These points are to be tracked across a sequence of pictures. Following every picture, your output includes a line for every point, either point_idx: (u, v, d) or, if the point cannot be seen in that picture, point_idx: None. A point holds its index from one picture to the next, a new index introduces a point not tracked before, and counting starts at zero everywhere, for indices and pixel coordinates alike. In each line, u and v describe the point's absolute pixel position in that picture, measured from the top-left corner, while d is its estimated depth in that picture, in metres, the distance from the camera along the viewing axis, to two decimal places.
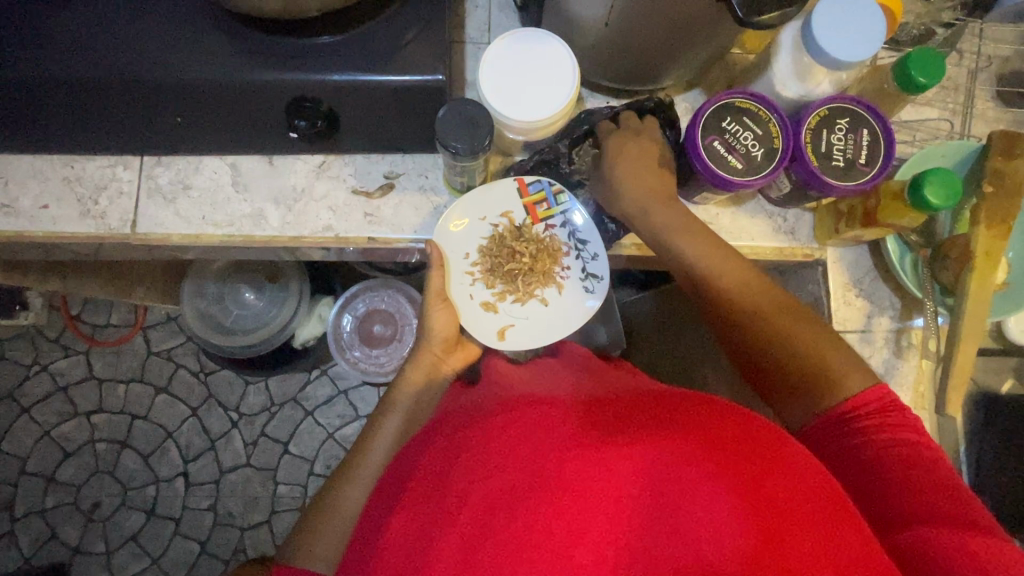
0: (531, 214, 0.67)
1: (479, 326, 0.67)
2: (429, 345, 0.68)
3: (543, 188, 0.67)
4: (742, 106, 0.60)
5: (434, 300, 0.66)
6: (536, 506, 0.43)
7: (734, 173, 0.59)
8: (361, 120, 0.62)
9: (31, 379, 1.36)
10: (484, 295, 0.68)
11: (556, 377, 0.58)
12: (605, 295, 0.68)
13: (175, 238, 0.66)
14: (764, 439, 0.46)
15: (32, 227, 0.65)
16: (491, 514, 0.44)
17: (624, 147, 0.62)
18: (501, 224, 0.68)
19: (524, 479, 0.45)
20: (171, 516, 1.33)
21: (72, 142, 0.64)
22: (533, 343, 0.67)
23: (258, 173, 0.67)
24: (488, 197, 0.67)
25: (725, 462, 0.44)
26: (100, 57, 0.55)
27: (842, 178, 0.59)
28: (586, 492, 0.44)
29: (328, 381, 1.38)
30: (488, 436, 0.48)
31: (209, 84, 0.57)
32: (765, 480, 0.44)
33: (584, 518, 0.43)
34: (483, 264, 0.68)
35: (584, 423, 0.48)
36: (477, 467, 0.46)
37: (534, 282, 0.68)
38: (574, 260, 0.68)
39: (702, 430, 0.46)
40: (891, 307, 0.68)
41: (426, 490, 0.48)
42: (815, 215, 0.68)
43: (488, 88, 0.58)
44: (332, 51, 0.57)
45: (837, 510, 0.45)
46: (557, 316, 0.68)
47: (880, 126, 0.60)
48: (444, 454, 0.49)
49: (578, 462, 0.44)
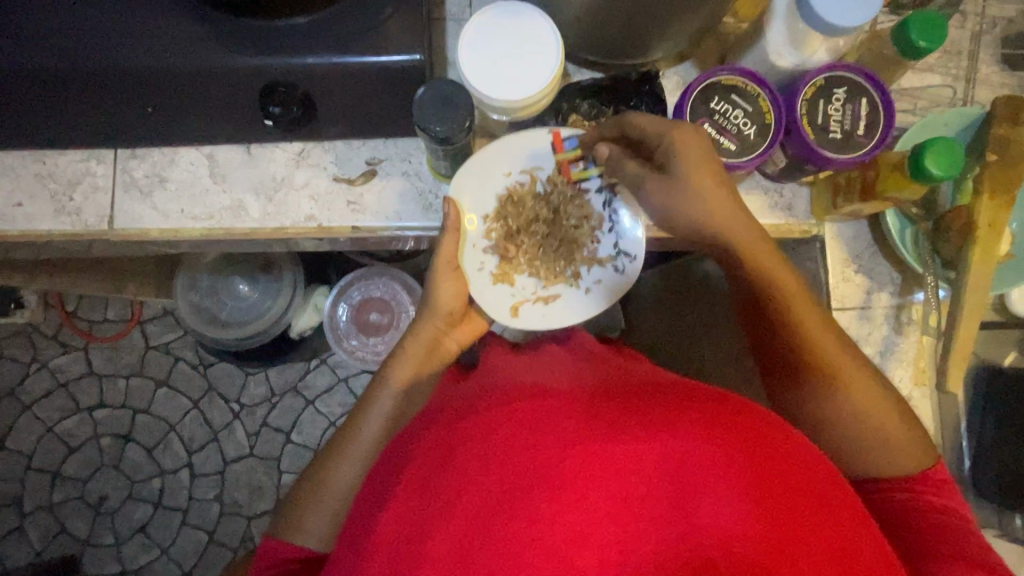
0: (563, 172, 0.64)
1: (491, 300, 0.65)
2: (431, 317, 0.64)
3: (581, 145, 0.63)
4: (730, 83, 0.57)
5: (444, 269, 0.62)
6: (536, 507, 0.43)
7: (726, 154, 0.56)
8: (339, 104, 0.60)
9: (31, 376, 1.36)
10: (496, 265, 0.65)
11: (554, 368, 0.56)
12: (637, 275, 0.65)
13: (153, 232, 0.65)
14: (771, 433, 0.46)
15: (6, 225, 0.64)
16: (492, 513, 0.43)
17: (689, 148, 0.52)
18: (524, 182, 0.65)
19: (524, 478, 0.44)
20: (178, 507, 1.34)
21: (42, 136, 0.62)
22: (547, 323, 0.65)
23: (236, 163, 0.65)
24: (517, 150, 0.64)
25: (733, 463, 0.43)
26: (62, 47, 0.53)
27: (839, 151, 0.57)
28: (591, 491, 0.43)
29: (328, 369, 1.38)
30: (488, 429, 0.46)
31: (177, 71, 0.54)
32: (770, 478, 0.43)
33: (585, 519, 0.42)
34: (502, 229, 0.65)
35: (586, 416, 0.46)
36: (474, 466, 0.45)
37: (560, 256, 0.66)
38: (605, 233, 0.65)
39: (711, 426, 0.44)
40: (891, 283, 0.66)
41: (419, 486, 0.46)
42: (812, 189, 0.65)
43: (467, 68, 0.55)
44: (304, 33, 0.55)
45: (837, 512, 0.44)
46: (578, 299, 0.66)
47: (879, 94, 0.57)
48: (438, 451, 0.48)
49: (579, 460, 0.43)
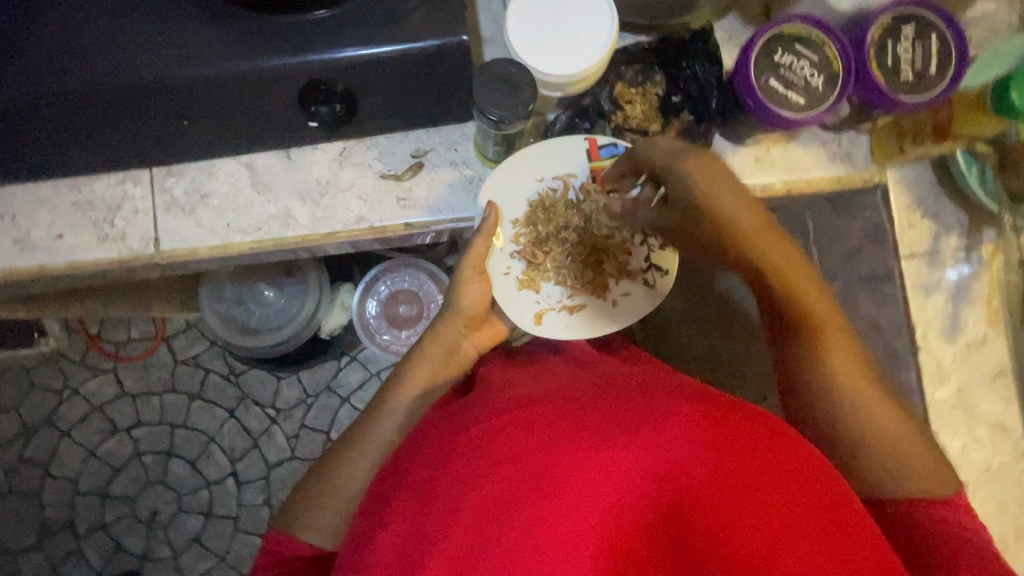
0: (594, 179, 0.60)
1: (516, 307, 0.62)
2: (455, 316, 0.63)
3: (617, 153, 0.60)
4: (794, 33, 0.54)
5: (470, 272, 0.61)
6: (529, 514, 0.44)
7: (795, 109, 0.54)
8: (380, 97, 0.57)
9: (66, 403, 1.36)
10: (521, 271, 0.62)
11: (547, 375, 0.57)
12: (671, 287, 0.62)
13: (202, 250, 0.63)
14: (746, 419, 0.48)
15: (51, 258, 0.61)
16: (488, 523, 0.44)
17: (701, 177, 0.48)
18: (554, 188, 0.62)
19: (516, 486, 0.45)
20: (229, 515, 1.36)
21: (74, 162, 0.59)
22: (570, 335, 0.61)
23: (277, 170, 0.63)
24: (551, 154, 0.61)
25: (715, 455, 0.45)
26: (88, 66, 0.50)
27: (913, 93, 0.54)
28: (580, 493, 0.45)
29: (359, 365, 1.36)
30: (475, 448, 0.48)
31: (211, 78, 0.51)
32: (749, 466, 0.45)
33: (577, 523, 0.44)
34: (532, 235, 0.62)
35: (572, 426, 0.48)
36: (468, 480, 0.46)
37: (594, 264, 0.63)
38: (637, 245, 0.63)
39: (693, 422, 0.46)
40: (959, 224, 0.64)
41: (415, 505, 0.47)
42: (871, 137, 0.62)
43: (518, 45, 0.52)
44: (339, 23, 0.51)
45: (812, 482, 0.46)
46: (608, 315, 0.62)
47: (950, 29, 0.54)
48: (433, 466, 0.49)
49: (566, 466, 0.45)
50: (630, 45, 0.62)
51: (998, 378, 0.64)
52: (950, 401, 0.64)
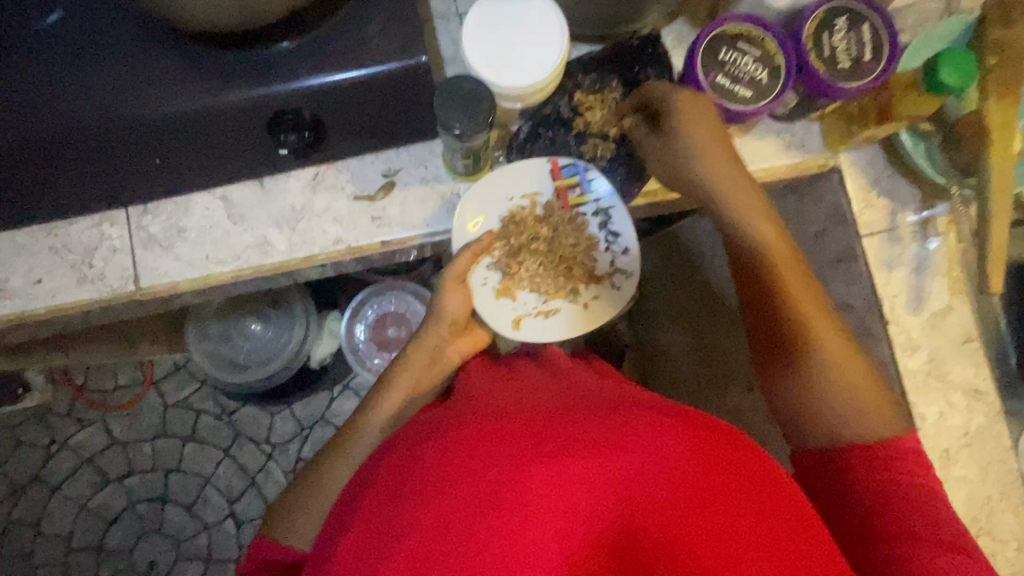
0: (561, 198, 0.63)
1: (494, 313, 0.64)
2: (438, 323, 0.64)
3: (578, 172, 0.63)
4: (735, 32, 0.57)
5: (451, 283, 0.62)
6: (485, 528, 0.43)
7: (743, 103, 0.57)
8: (347, 121, 0.59)
9: (55, 457, 1.33)
10: (497, 281, 0.65)
11: (521, 386, 0.57)
12: (633, 291, 0.65)
13: (182, 284, 0.63)
14: (711, 431, 0.47)
15: (31, 305, 0.62)
16: (443, 535, 0.42)
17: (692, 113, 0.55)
18: (523, 206, 0.64)
19: (475, 498, 0.44)
20: (229, 557, 1.33)
21: (49, 207, 0.60)
22: (547, 338, 0.64)
23: (252, 200, 0.64)
24: (519, 174, 0.64)
25: (676, 467, 0.44)
26: (58, 112, 0.51)
27: (851, 79, 0.57)
28: (538, 509, 0.43)
29: (353, 393, 1.36)
30: (444, 454, 0.46)
31: (180, 115, 0.53)
32: (709, 480, 0.44)
33: (532, 536, 0.43)
34: (504, 249, 0.64)
35: (535, 437, 0.46)
36: (428, 489, 0.44)
37: (562, 273, 0.65)
38: (603, 253, 0.65)
39: (658, 436, 0.45)
40: (913, 200, 0.67)
41: (375, 518, 0.45)
42: (822, 124, 0.65)
43: (474, 61, 0.55)
44: (302, 53, 0.53)
45: (769, 484, 0.46)
46: (579, 321, 0.65)
47: (879, 18, 0.57)
48: (395, 475, 0.47)
49: (525, 480, 0.44)
50: (584, 53, 0.64)
51: (967, 343, 0.66)
52: (925, 370, 0.65)
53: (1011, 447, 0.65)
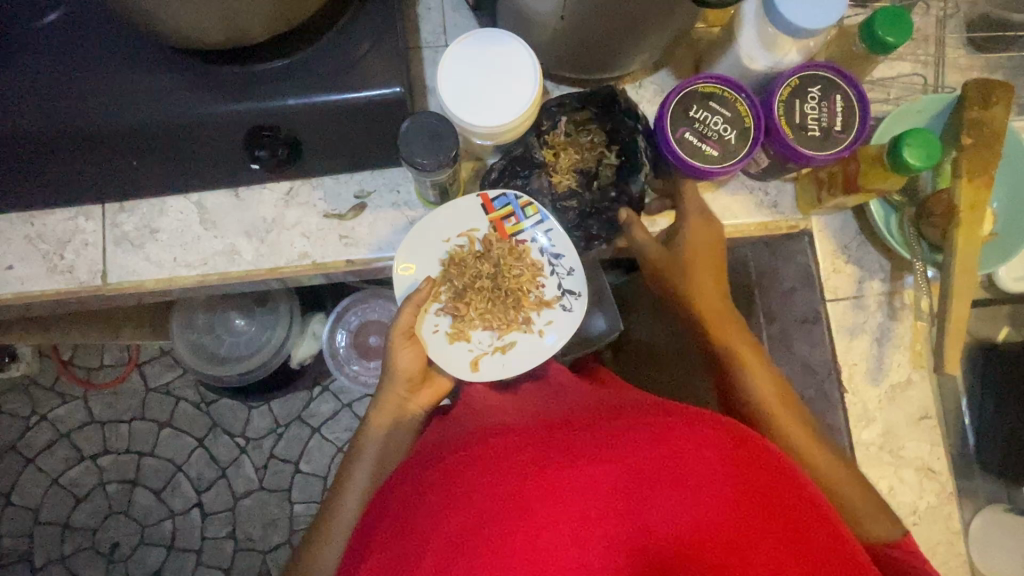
0: (498, 230, 0.64)
1: (451, 359, 0.63)
2: (394, 383, 0.64)
3: (510, 203, 0.64)
4: (708, 91, 0.58)
5: (400, 337, 0.62)
6: (504, 537, 0.38)
7: (710, 161, 0.57)
8: (323, 142, 0.60)
9: (31, 430, 1.35)
10: (448, 325, 0.64)
11: (538, 403, 0.56)
12: (586, 310, 0.65)
13: (149, 283, 0.65)
14: (736, 430, 0.44)
15: (1, 289, 0.63)
16: (459, 550, 0.38)
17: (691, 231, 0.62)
18: (460, 245, 0.64)
19: (488, 509, 0.39)
20: (191, 548, 1.33)
21: (29, 196, 0.62)
22: (506, 373, 0.63)
23: (225, 208, 0.65)
24: (453, 215, 0.64)
25: (709, 459, 0.40)
26: (43, 110, 0.53)
27: (819, 148, 0.58)
28: (564, 517, 0.39)
29: (331, 397, 1.37)
30: (456, 468, 0.43)
31: (160, 122, 0.55)
32: (742, 475, 0.40)
33: (559, 545, 0.38)
34: (451, 292, 0.64)
35: (550, 443, 0.43)
36: (439, 506, 0.41)
37: (509, 305, 0.64)
38: (549, 277, 0.65)
39: (682, 431, 0.42)
40: (881, 270, 0.67)
41: (389, 535, 0.43)
42: (796, 184, 0.66)
43: (447, 98, 0.56)
44: (284, 74, 0.55)
45: (811, 493, 0.42)
46: (532, 344, 0.64)
47: (853, 90, 0.58)
48: (407, 495, 0.45)
49: (542, 484, 0.39)
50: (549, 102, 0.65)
51: (923, 420, 0.65)
52: (878, 443, 0.65)
53: (959, 530, 0.64)
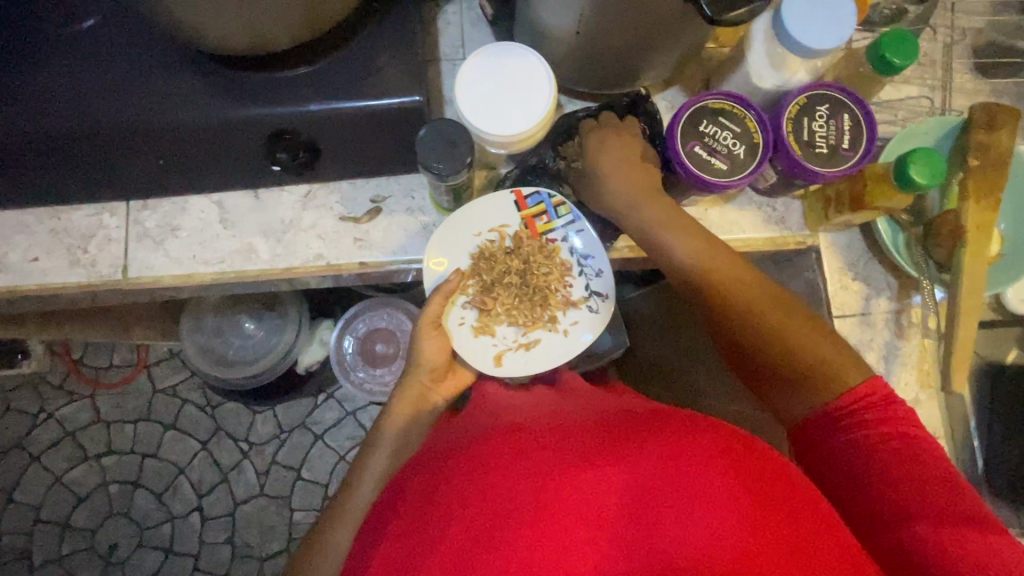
0: (530, 227, 0.65)
1: (475, 353, 0.64)
2: (418, 371, 0.66)
3: (543, 201, 0.65)
4: (718, 107, 0.59)
5: (426, 327, 0.64)
6: (516, 533, 0.42)
7: (719, 175, 0.58)
8: (342, 147, 0.62)
9: (38, 427, 1.36)
10: (474, 318, 0.65)
11: (547, 405, 0.58)
12: (612, 312, 0.65)
13: (167, 279, 0.66)
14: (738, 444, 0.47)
15: (24, 281, 0.65)
16: (476, 544, 0.42)
17: (605, 138, 0.62)
18: (492, 239, 0.65)
19: (503, 507, 0.43)
20: (189, 552, 1.33)
21: (57, 192, 0.64)
22: (529, 370, 0.64)
23: (244, 209, 0.67)
24: (486, 209, 0.65)
25: (708, 471, 0.43)
26: (76, 109, 0.55)
27: (827, 165, 0.59)
28: (572, 517, 0.42)
29: (336, 404, 1.38)
30: (473, 466, 0.47)
31: (185, 124, 0.57)
32: (741, 489, 0.43)
33: (568, 544, 0.41)
34: (479, 284, 0.65)
35: (561, 448, 0.46)
36: (457, 502, 0.45)
37: (535, 303, 0.65)
38: (578, 278, 0.66)
39: (683, 445, 0.45)
40: (888, 288, 0.67)
41: (408, 525, 0.46)
42: (803, 202, 0.67)
43: (463, 107, 0.57)
44: (306, 80, 0.57)
45: (808, 507, 0.45)
46: (558, 343, 0.65)
47: (860, 109, 0.59)
48: (425, 489, 0.48)
49: (553, 486, 0.43)
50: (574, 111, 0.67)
51: None
52: None
53: None
